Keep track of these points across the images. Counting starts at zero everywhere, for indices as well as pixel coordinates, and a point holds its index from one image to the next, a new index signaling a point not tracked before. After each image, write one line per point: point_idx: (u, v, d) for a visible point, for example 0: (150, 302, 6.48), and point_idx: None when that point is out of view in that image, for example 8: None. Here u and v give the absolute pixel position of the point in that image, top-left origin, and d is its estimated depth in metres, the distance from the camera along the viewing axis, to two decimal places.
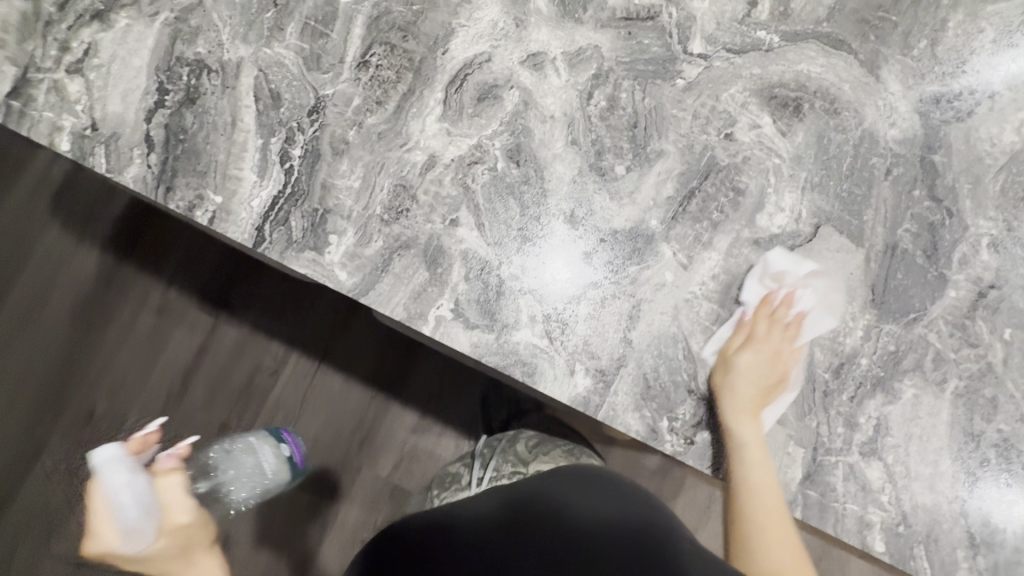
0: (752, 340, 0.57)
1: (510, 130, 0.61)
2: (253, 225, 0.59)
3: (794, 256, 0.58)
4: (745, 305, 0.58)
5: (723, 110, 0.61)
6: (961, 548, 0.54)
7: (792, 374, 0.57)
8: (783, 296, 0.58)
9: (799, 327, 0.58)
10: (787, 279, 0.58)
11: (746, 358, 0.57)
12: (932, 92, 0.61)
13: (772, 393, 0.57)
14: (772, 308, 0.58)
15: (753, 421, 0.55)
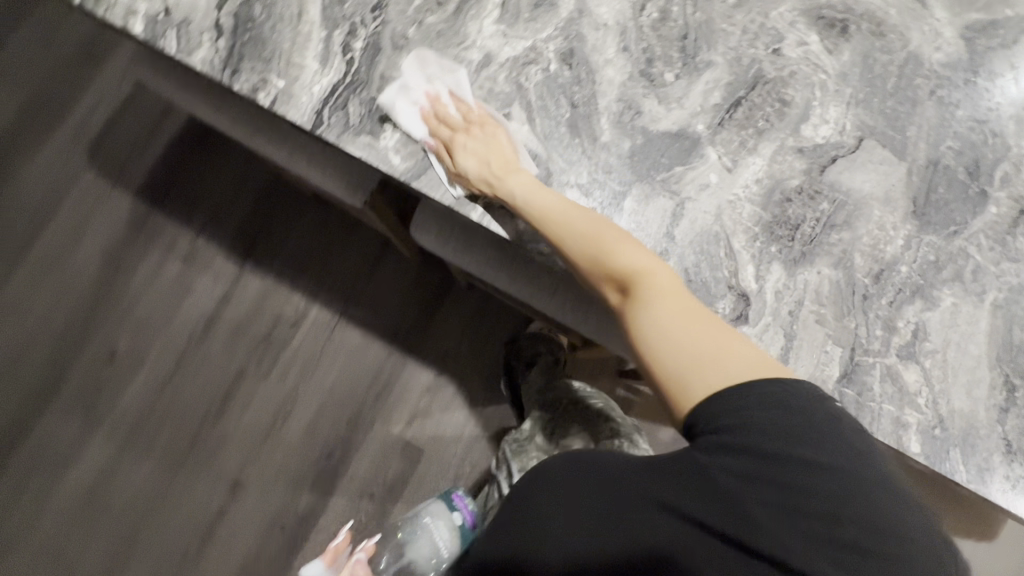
0: (450, 144, 0.58)
1: (564, 35, 0.63)
2: (312, 109, 0.61)
3: (405, 72, 0.61)
4: (424, 136, 0.59)
5: (771, 27, 0.63)
6: (998, 454, 0.54)
7: (495, 130, 0.59)
8: (428, 99, 0.60)
9: (459, 101, 0.60)
10: (423, 90, 0.61)
11: (460, 152, 0.58)
12: (975, 21, 0.63)
13: (497, 144, 0.58)
14: (430, 106, 0.60)
15: (510, 171, 0.57)
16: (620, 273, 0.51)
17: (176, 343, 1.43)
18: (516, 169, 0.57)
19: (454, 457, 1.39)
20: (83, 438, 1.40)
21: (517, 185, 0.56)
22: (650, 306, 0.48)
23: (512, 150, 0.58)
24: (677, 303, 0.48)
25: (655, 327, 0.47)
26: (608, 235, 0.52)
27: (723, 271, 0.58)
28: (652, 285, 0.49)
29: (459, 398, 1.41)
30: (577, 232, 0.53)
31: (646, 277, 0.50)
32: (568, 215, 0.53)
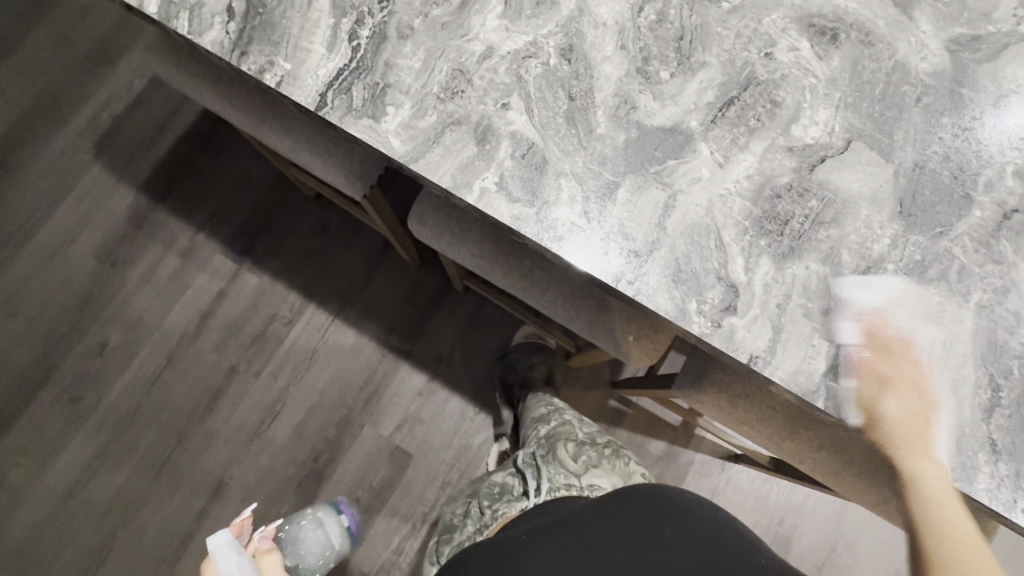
0: (885, 382, 0.55)
1: (564, 32, 0.65)
2: (317, 92, 0.63)
3: (863, 280, 0.58)
4: (847, 345, 0.56)
5: (764, 32, 0.65)
6: (983, 453, 0.54)
7: (936, 409, 0.55)
8: (875, 319, 0.57)
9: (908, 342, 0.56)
10: (877, 309, 0.57)
11: (892, 399, 0.55)
12: (960, 35, 0.65)
13: (932, 424, 0.54)
14: (890, 333, 0.56)
15: (926, 456, 0.53)
16: None
17: (169, 338, 1.42)
18: (937, 462, 0.53)
19: (442, 462, 1.37)
20: (67, 432, 1.38)
21: (929, 478, 0.51)
22: None
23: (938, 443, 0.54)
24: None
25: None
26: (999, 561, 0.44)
27: (713, 262, 0.58)
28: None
29: (450, 403, 1.40)
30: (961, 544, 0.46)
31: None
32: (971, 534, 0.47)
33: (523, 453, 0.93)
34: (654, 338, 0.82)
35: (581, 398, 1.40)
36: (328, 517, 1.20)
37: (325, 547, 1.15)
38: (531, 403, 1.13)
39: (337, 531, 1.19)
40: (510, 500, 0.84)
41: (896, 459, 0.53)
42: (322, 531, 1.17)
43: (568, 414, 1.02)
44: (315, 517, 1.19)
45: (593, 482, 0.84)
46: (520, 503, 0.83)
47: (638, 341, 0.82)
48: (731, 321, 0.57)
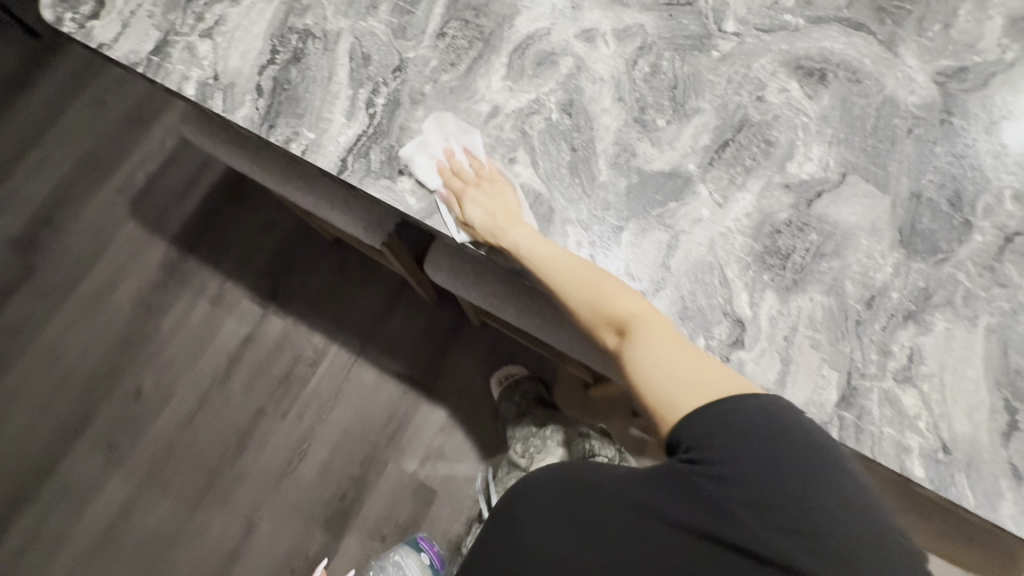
0: (461, 195, 0.64)
1: (564, 89, 0.70)
2: (338, 157, 0.68)
3: (434, 128, 0.68)
4: (439, 187, 0.66)
5: (754, 76, 0.69)
6: (1004, 479, 0.54)
7: (504, 184, 0.65)
8: (444, 155, 0.66)
9: (472, 156, 0.66)
10: (444, 148, 0.67)
11: (470, 206, 0.63)
12: (947, 67, 0.68)
13: (506, 197, 0.64)
14: (448, 159, 0.66)
15: (513, 226, 0.62)
16: (614, 314, 0.55)
17: (200, 383, 1.48)
18: (518, 221, 0.62)
19: (467, 498, 1.38)
20: (104, 477, 1.43)
21: (523, 242, 0.61)
22: (641, 351, 0.52)
23: (517, 204, 0.64)
24: (662, 335, 0.52)
25: (639, 358, 0.51)
26: (607, 287, 0.57)
27: (718, 298, 0.60)
28: (639, 325, 0.53)
29: (471, 438, 1.42)
30: (574, 290, 0.58)
31: (633, 318, 0.55)
32: (571, 266, 0.59)
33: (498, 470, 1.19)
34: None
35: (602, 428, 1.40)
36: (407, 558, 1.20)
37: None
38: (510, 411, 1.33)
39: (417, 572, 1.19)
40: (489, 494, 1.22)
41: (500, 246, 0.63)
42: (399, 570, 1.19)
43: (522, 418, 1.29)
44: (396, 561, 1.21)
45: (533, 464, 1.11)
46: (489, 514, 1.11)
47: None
48: (739, 354, 0.58)
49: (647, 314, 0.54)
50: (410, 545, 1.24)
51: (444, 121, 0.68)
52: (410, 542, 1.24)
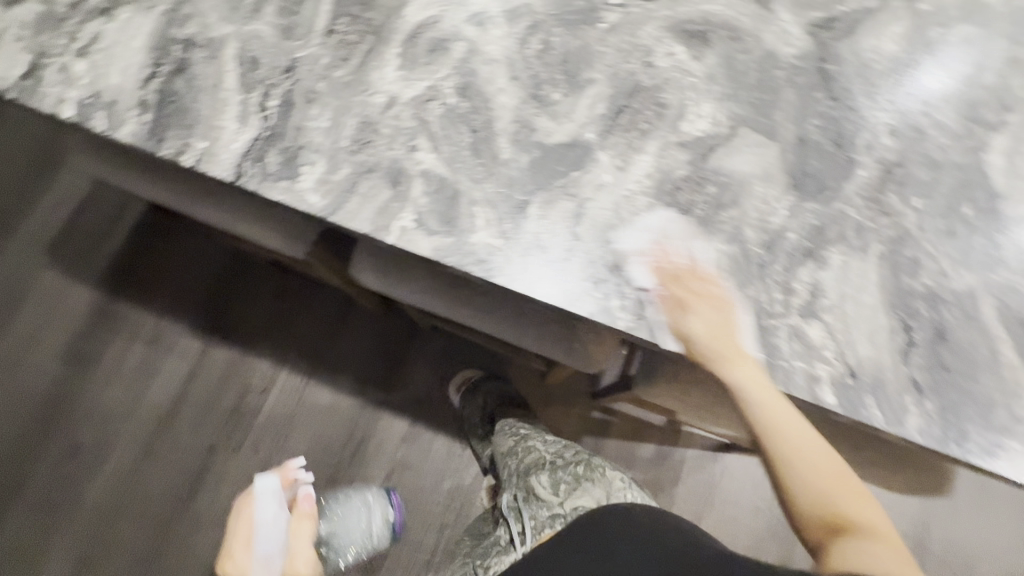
0: (681, 305, 0.60)
1: (459, 73, 0.70)
2: (234, 164, 0.66)
3: (631, 226, 0.63)
4: (643, 287, 0.60)
5: (641, 44, 0.71)
6: (907, 394, 0.56)
7: (727, 304, 0.60)
8: (659, 252, 0.61)
9: (695, 264, 0.61)
10: (656, 245, 0.62)
11: (694, 317, 0.59)
12: (818, 18, 0.72)
13: (731, 325, 0.59)
14: (667, 261, 0.61)
15: (739, 358, 0.58)
16: (835, 511, 0.56)
17: (144, 428, 1.40)
18: (745, 357, 0.58)
19: (440, 505, 1.38)
20: (46, 542, 1.34)
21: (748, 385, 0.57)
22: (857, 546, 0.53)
23: (740, 333, 0.58)
24: (892, 551, 0.53)
25: (853, 554, 0.52)
26: (837, 484, 0.57)
27: (628, 258, 0.61)
28: (865, 531, 0.54)
29: (436, 445, 1.41)
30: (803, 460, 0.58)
31: (859, 522, 0.55)
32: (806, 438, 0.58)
33: (507, 494, 1.02)
34: (599, 343, 0.86)
35: (563, 417, 1.42)
36: (374, 509, 1.29)
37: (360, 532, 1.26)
38: (500, 435, 1.20)
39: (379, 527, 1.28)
40: (502, 549, 0.96)
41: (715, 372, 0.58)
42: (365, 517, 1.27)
43: (532, 442, 1.12)
44: (363, 507, 1.28)
45: (576, 504, 0.90)
46: (511, 553, 0.94)
47: (587, 344, 0.86)
48: (651, 310, 0.60)
49: (868, 520, 0.55)
50: (384, 499, 1.31)
51: (667, 215, 0.63)
52: (384, 495, 1.32)
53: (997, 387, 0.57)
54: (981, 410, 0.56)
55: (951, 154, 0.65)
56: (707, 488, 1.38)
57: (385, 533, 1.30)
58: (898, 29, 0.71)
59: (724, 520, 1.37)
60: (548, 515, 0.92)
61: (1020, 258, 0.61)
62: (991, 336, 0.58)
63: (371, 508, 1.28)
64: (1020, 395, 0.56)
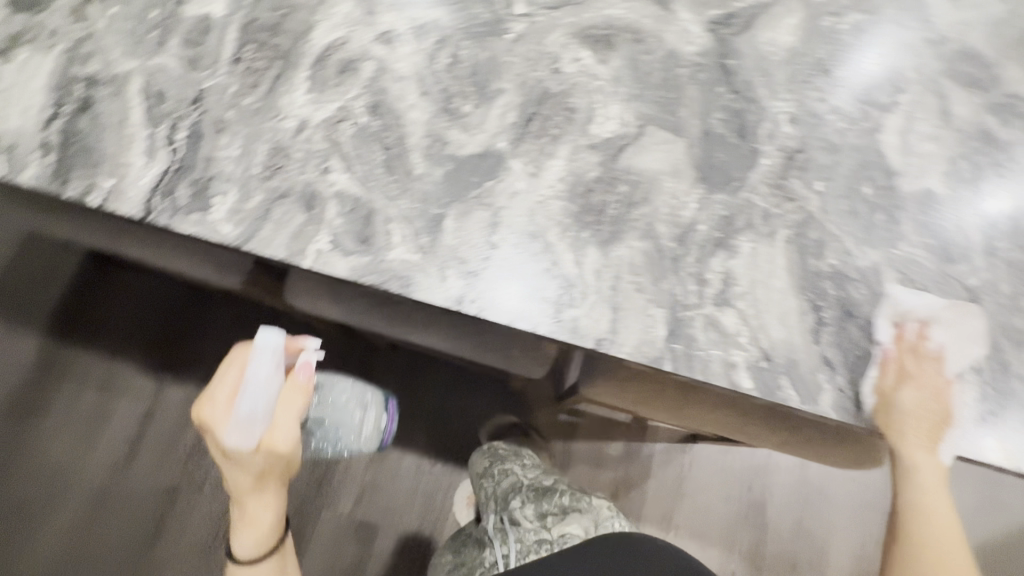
0: (904, 377, 0.60)
1: (368, 92, 0.70)
2: (143, 200, 0.65)
3: (914, 290, 0.61)
4: (882, 344, 0.59)
5: (548, 51, 0.72)
6: (820, 372, 0.58)
7: (949, 405, 0.59)
8: (912, 326, 0.61)
9: (943, 356, 0.60)
10: (913, 315, 0.61)
11: (910, 392, 0.60)
12: (717, 15, 0.74)
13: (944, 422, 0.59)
14: (915, 333, 0.60)
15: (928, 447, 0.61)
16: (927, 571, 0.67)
17: (99, 476, 1.36)
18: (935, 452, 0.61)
19: (412, 525, 1.37)
20: None
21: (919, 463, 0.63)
22: None
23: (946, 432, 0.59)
24: None
25: None
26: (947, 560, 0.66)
27: (544, 263, 0.62)
28: None
29: (405, 463, 1.40)
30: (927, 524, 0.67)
31: None
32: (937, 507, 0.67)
33: (490, 517, 1.06)
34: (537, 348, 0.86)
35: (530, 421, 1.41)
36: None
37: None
38: (477, 455, 1.29)
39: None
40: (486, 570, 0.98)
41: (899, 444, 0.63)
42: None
43: (512, 464, 1.19)
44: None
45: (565, 531, 0.95)
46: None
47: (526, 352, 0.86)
48: (569, 313, 0.60)
49: None
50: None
51: (962, 309, 0.61)
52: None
53: None
54: None
55: (849, 137, 0.68)
56: (677, 481, 1.39)
57: (371, 435, 1.26)
58: (793, 20, 0.74)
59: (695, 510, 1.38)
60: (536, 539, 0.96)
61: (919, 231, 0.63)
62: (896, 309, 0.60)
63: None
64: None
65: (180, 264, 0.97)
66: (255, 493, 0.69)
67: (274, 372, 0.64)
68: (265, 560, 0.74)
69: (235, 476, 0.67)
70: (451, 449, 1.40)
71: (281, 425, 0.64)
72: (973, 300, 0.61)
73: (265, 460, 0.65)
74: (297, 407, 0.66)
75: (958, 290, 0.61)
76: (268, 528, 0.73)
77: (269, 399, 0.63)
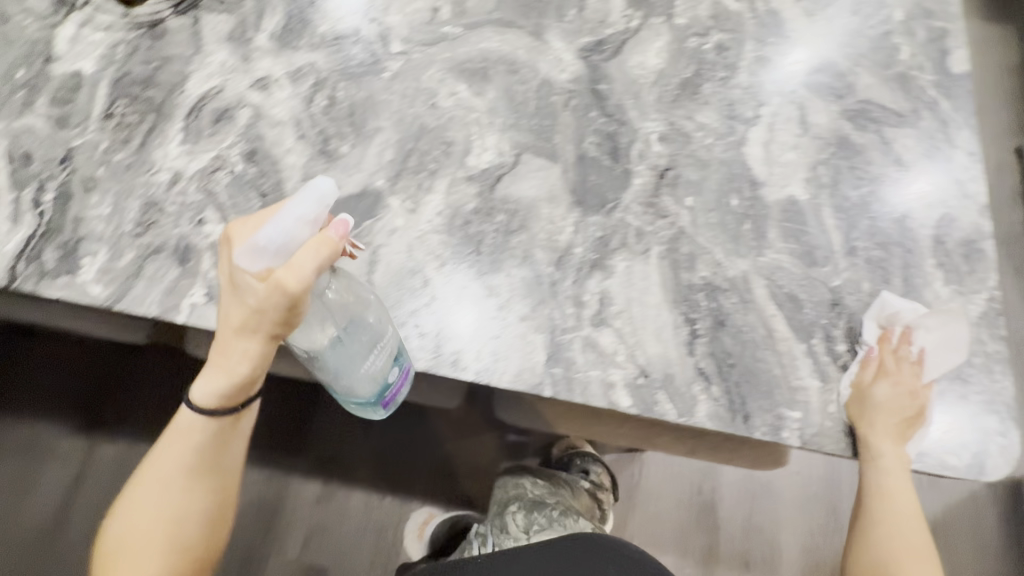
0: (884, 373, 0.60)
1: (244, 139, 0.70)
2: (7, 266, 0.63)
3: (904, 298, 0.63)
4: (869, 344, 0.61)
5: (425, 87, 0.73)
6: (695, 384, 0.59)
7: (924, 405, 0.60)
8: (898, 330, 0.62)
9: (920, 360, 0.61)
10: (902, 319, 0.62)
11: (884, 388, 0.59)
12: (588, 43, 0.76)
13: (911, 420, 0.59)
14: (896, 335, 0.62)
15: (897, 441, 0.59)
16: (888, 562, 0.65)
17: (25, 548, 1.28)
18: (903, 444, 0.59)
19: (365, 562, 1.33)
20: None
21: (889, 458, 0.59)
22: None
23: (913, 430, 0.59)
24: None
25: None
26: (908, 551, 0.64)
27: (421, 297, 0.62)
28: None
29: (353, 499, 1.37)
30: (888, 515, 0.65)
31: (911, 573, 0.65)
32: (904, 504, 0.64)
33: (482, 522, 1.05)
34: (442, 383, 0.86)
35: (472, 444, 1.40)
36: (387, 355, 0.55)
37: (347, 381, 0.55)
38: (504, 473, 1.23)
39: (354, 391, 0.56)
40: None
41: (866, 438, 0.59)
42: (368, 370, 0.54)
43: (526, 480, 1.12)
44: (368, 338, 0.54)
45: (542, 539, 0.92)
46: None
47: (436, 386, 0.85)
48: (447, 345, 0.60)
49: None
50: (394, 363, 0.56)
51: (947, 318, 0.61)
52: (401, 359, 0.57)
53: (775, 361, 0.60)
54: (763, 387, 0.59)
55: (715, 151, 0.70)
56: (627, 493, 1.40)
57: None
58: (661, 44, 0.77)
59: (648, 518, 1.39)
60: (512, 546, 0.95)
61: (784, 237, 0.66)
62: (765, 315, 0.62)
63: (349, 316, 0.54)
64: (795, 365, 0.60)
65: (78, 323, 0.93)
66: (238, 336, 0.52)
67: (315, 215, 0.44)
68: (217, 417, 0.59)
69: (232, 306, 0.51)
70: (398, 481, 1.38)
71: (299, 267, 0.45)
72: (838, 299, 0.63)
73: (266, 303, 0.47)
74: (319, 262, 0.45)
75: (824, 291, 0.63)
76: (239, 387, 0.56)
77: (295, 237, 0.44)
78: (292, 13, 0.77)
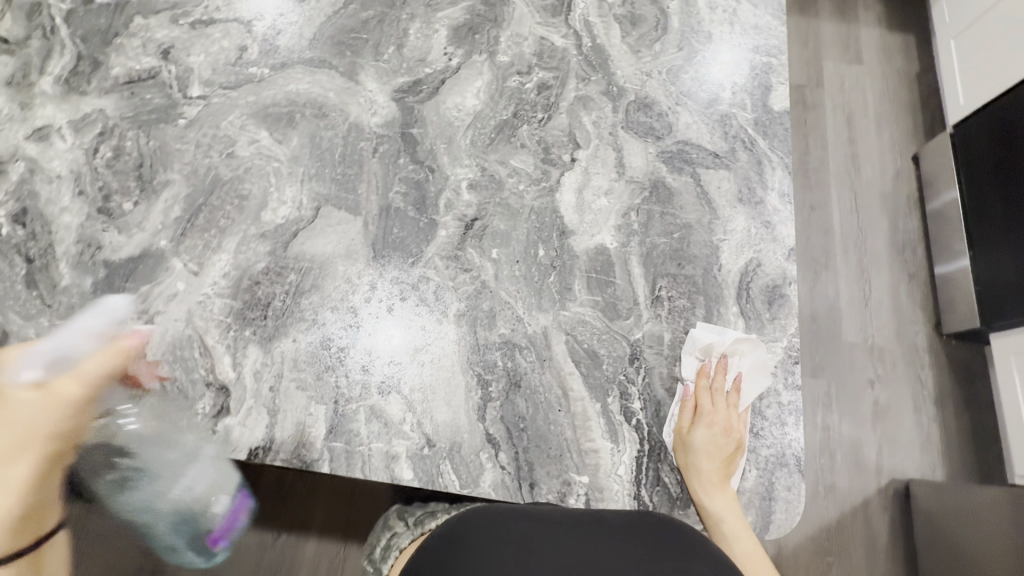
0: (701, 414, 0.59)
1: (15, 197, 0.64)
2: None
3: (715, 328, 0.63)
4: (685, 381, 0.61)
5: (223, 135, 0.69)
6: (483, 452, 0.57)
7: (742, 439, 0.60)
8: (712, 361, 0.62)
9: (736, 389, 0.62)
10: (716, 350, 0.62)
11: (703, 430, 0.59)
12: (403, 84, 0.73)
13: (729, 459, 0.58)
14: (713, 367, 0.62)
15: (721, 488, 0.57)
16: None
17: None
18: (727, 489, 0.57)
19: None
20: None
21: (724, 515, 0.56)
22: None
23: (733, 471, 0.59)
24: None
25: None
26: None
27: (199, 371, 0.59)
28: None
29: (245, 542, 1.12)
30: None
31: None
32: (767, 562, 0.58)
33: None
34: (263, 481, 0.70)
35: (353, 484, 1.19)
36: (218, 475, 0.55)
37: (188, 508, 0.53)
38: None
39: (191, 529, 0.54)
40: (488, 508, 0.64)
41: (694, 494, 0.57)
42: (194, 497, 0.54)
43: None
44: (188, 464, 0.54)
45: None
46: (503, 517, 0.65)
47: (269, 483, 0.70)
48: (224, 423, 0.57)
49: None
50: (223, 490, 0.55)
51: (757, 345, 0.63)
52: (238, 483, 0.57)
53: (568, 424, 0.59)
54: (552, 451, 0.58)
55: (527, 198, 0.68)
56: None
57: None
58: (481, 84, 0.74)
59: None
60: None
61: (589, 288, 0.64)
62: (562, 374, 0.61)
63: (157, 457, 0.53)
64: (587, 427, 0.59)
65: None
66: None
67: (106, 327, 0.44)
68: None
69: None
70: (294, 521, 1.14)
71: None
72: (636, 354, 0.62)
73: None
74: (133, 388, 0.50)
75: (623, 346, 0.62)
76: None
77: (81, 347, 0.42)
78: (83, 54, 0.71)
